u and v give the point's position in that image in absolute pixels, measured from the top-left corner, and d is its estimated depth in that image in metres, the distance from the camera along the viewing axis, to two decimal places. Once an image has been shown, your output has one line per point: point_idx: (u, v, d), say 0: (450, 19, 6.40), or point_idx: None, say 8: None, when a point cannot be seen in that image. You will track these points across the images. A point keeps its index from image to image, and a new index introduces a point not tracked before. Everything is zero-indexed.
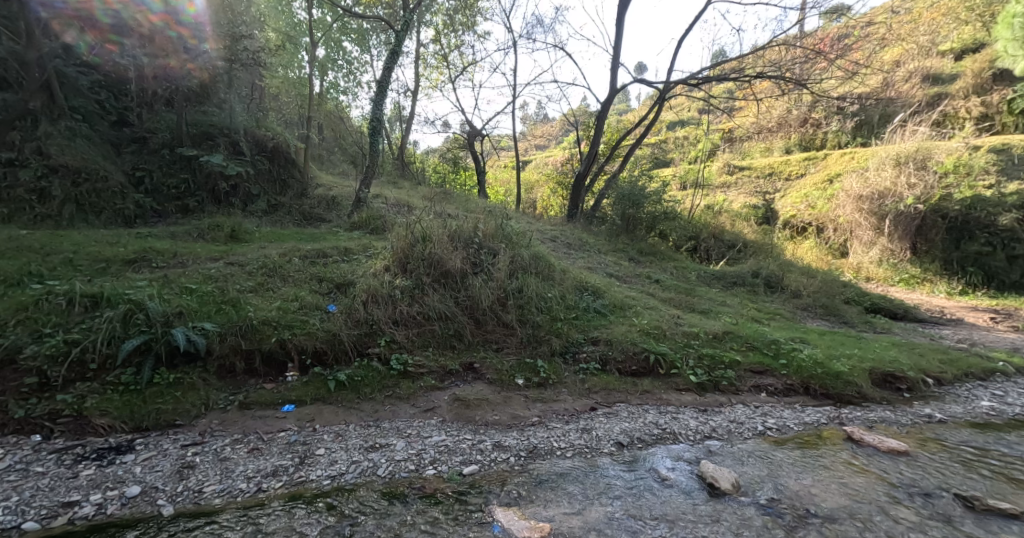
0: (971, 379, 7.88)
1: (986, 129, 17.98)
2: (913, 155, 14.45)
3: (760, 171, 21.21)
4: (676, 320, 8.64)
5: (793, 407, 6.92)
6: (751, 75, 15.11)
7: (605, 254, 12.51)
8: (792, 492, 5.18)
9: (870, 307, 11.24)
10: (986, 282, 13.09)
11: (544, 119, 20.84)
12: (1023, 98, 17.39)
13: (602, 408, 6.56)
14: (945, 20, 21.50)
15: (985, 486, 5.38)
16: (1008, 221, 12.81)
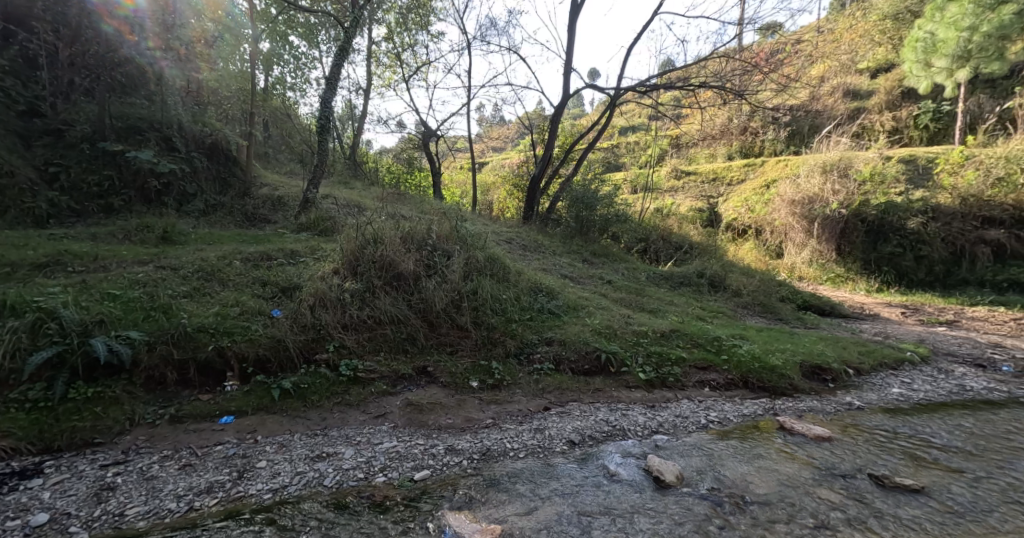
0: (884, 369, 8.50)
1: (896, 142, 19.85)
2: (838, 164, 15.79)
3: (704, 176, 22.08)
4: (626, 319, 8.86)
5: (732, 401, 7.24)
6: (694, 84, 15.78)
7: (560, 256, 12.69)
8: (731, 481, 5.41)
9: (802, 304, 11.96)
10: (897, 280, 13.94)
11: (499, 121, 20.80)
12: (926, 114, 19.37)
13: (555, 408, 6.62)
14: (862, 41, 23.96)
15: (895, 465, 5.81)
16: (915, 225, 13.72)
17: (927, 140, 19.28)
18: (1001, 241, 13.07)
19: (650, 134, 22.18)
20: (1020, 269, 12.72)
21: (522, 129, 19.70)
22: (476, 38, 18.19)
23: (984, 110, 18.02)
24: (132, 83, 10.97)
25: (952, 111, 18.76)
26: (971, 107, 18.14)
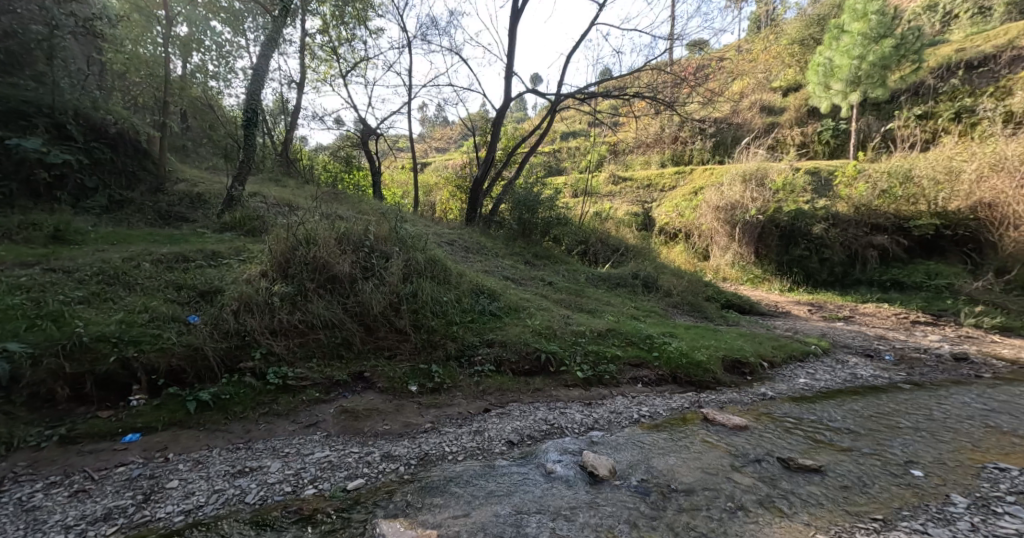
0: (793, 361, 9.62)
1: (804, 155, 21.95)
2: (755, 173, 17.56)
3: (640, 182, 23.25)
4: (566, 319, 9.44)
5: (663, 396, 7.96)
6: (628, 94, 16.65)
7: (503, 258, 13.10)
8: (659, 472, 5.98)
9: (725, 303, 13.10)
10: (805, 281, 15.47)
11: (444, 124, 20.92)
12: (827, 131, 21.59)
13: (495, 408, 7.07)
14: (775, 62, 26.33)
15: (801, 448, 6.64)
16: (819, 231, 15.09)
17: (828, 155, 21.35)
18: (885, 245, 14.55)
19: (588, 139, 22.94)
20: (900, 271, 14.34)
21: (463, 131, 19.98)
22: (417, 37, 18.20)
23: (873, 130, 20.23)
24: (15, 61, 9.95)
25: (848, 129, 20.89)
26: (863, 126, 20.36)
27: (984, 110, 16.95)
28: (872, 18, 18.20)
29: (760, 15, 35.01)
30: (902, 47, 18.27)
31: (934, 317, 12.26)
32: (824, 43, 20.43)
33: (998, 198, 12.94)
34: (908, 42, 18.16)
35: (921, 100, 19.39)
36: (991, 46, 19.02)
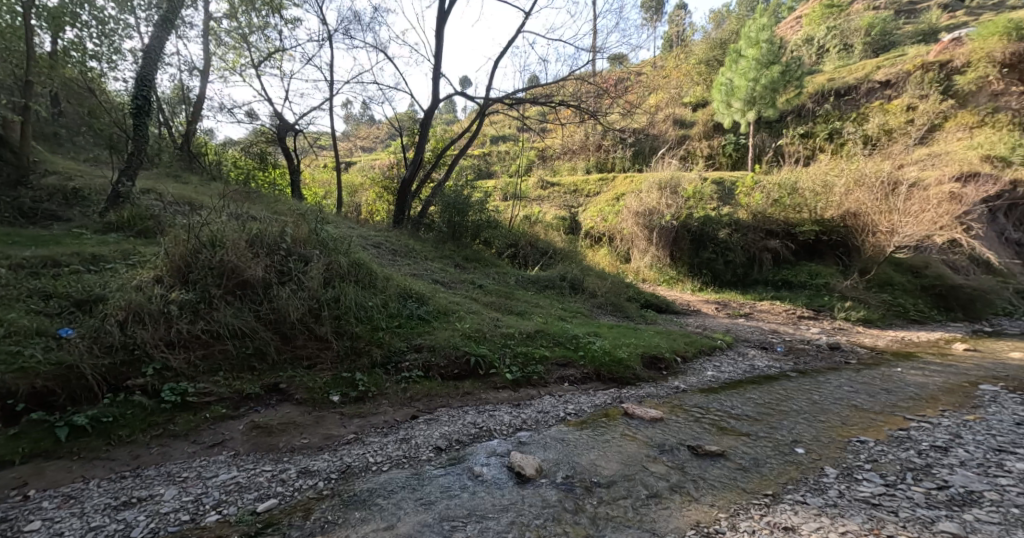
0: (701, 354, 10.27)
1: (710, 166, 24.03)
2: (669, 182, 18.48)
3: (566, 188, 24.10)
4: (495, 322, 9.38)
5: (587, 393, 8.16)
6: (553, 101, 16.63)
7: (431, 261, 12.82)
8: (582, 468, 6.04)
9: (644, 302, 14.02)
10: (712, 281, 16.92)
11: (369, 122, 20.47)
12: (729, 145, 23.80)
13: (423, 415, 6.95)
14: (685, 80, 28.57)
15: (707, 436, 6.93)
16: (724, 235, 16.65)
17: (730, 166, 23.55)
18: (777, 249, 16.38)
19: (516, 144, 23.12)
20: (789, 271, 16.15)
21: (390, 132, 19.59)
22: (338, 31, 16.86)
23: (767, 145, 22.56)
24: None
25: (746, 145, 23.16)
26: (758, 143, 22.65)
27: (850, 131, 19.98)
28: (763, 45, 20.44)
29: (673, 35, 37.75)
30: (788, 73, 20.61)
31: (815, 312, 14.00)
32: (725, 66, 22.51)
33: (860, 208, 14.78)
34: (792, 69, 20.51)
35: (803, 121, 22.16)
36: (854, 77, 22.07)
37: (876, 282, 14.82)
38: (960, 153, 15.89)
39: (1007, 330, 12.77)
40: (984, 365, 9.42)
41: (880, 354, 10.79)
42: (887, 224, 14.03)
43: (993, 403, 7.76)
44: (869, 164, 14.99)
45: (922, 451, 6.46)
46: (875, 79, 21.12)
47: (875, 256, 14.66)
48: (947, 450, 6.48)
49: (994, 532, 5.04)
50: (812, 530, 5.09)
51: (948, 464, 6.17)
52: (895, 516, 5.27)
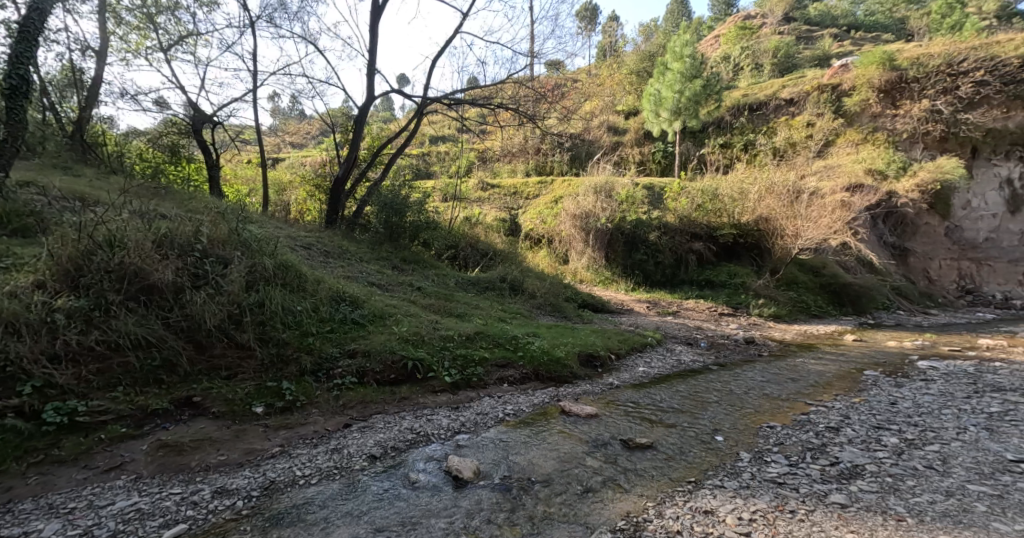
0: (634, 351, 10.61)
1: (641, 171, 25.22)
2: (604, 186, 19.17)
3: (506, 190, 23.91)
4: (433, 325, 8.85)
5: (526, 392, 7.91)
6: (492, 104, 14.85)
7: (367, 263, 12.62)
8: (520, 467, 5.72)
9: (581, 302, 14.46)
10: (643, 280, 17.73)
11: (298, 118, 18.76)
12: (658, 153, 25.10)
13: (357, 423, 6.47)
14: (618, 88, 29.72)
15: (640, 429, 6.73)
16: (654, 237, 17.59)
17: (659, 172, 24.87)
18: (700, 251, 17.55)
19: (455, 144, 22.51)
20: (711, 272, 17.27)
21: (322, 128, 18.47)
22: (262, 17, 15.01)
23: (691, 154, 24.20)
24: None
25: (673, 153, 24.57)
26: (683, 151, 24.23)
27: (761, 144, 22.20)
28: (686, 60, 21.77)
29: (606, 44, 39.21)
30: (708, 87, 22.11)
31: (733, 308, 15.20)
32: (653, 78, 23.76)
33: (771, 213, 16.09)
34: (712, 83, 22.05)
35: (722, 132, 24.01)
36: (764, 94, 23.97)
37: (783, 281, 16.32)
38: (849, 165, 17.91)
39: (887, 322, 14.54)
40: (867, 353, 10.74)
41: (787, 346, 11.90)
42: (793, 228, 15.39)
43: (874, 385, 8.41)
44: (777, 174, 16.49)
45: (821, 433, 6.41)
46: (781, 97, 23.06)
47: (782, 257, 16.10)
48: (839, 429, 6.47)
49: (873, 500, 4.97)
50: (728, 512, 4.93)
51: (839, 441, 6.13)
52: (797, 493, 5.16)
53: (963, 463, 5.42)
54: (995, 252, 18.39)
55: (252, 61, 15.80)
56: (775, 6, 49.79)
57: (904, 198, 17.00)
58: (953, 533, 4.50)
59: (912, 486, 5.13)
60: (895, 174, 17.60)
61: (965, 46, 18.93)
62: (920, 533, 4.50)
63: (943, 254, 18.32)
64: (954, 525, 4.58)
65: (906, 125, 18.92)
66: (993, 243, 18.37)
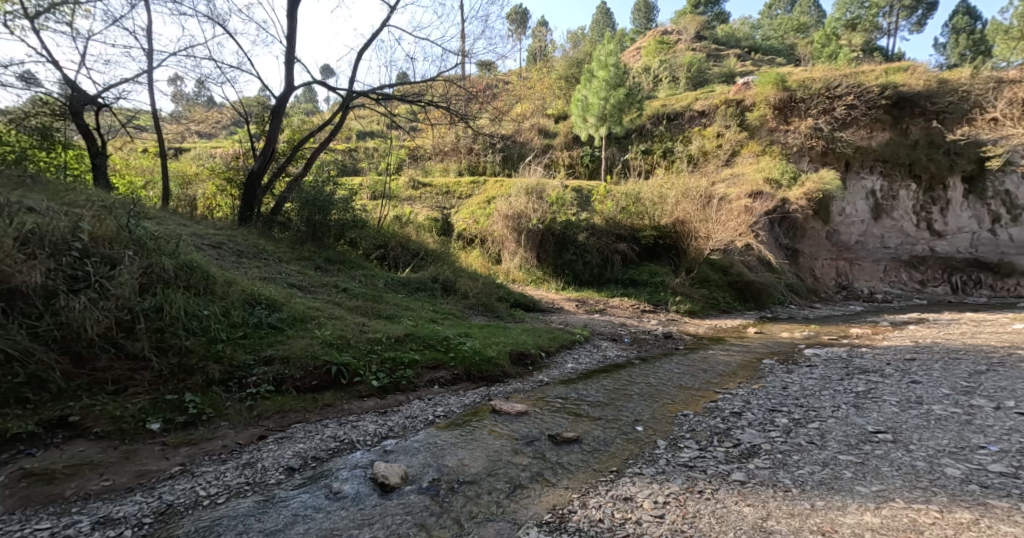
0: (563, 348, 11.06)
1: (571, 173, 26.01)
2: (536, 188, 18.89)
3: (438, 189, 23.60)
4: (360, 327, 8.76)
5: (457, 394, 8.06)
6: (423, 102, 14.56)
7: (287, 263, 12.19)
8: (450, 469, 5.68)
9: (513, 302, 14.74)
10: (572, 280, 17.97)
11: (206, 104, 16.28)
12: (586, 157, 26.03)
13: (273, 434, 6.25)
14: (548, 92, 30.47)
15: (566, 422, 7.12)
16: (582, 238, 18.04)
17: (587, 176, 25.79)
18: (625, 251, 18.27)
19: (384, 141, 21.73)
20: (635, 271, 18.03)
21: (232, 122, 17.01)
22: None
23: (616, 159, 25.37)
24: None
25: (600, 157, 25.66)
26: (610, 156, 25.41)
27: (678, 151, 24.09)
28: (611, 68, 22.66)
29: (536, 49, 40.03)
30: (631, 96, 23.25)
31: (654, 306, 16.05)
32: (580, 84, 24.69)
33: (686, 217, 17.32)
34: (634, 93, 23.21)
35: (644, 139, 25.40)
36: (680, 105, 25.56)
37: (698, 280, 17.56)
38: (750, 174, 19.68)
39: (782, 316, 16.13)
40: (765, 344, 11.93)
41: (701, 340, 12.90)
42: (705, 231, 16.63)
43: (770, 372, 9.39)
44: (692, 181, 17.85)
45: (726, 418, 7.03)
46: (695, 108, 24.71)
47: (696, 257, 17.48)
48: (741, 414, 7.12)
49: (767, 476, 5.30)
50: (645, 497, 5.08)
51: (740, 425, 6.69)
52: (705, 474, 5.45)
53: (836, 437, 6.02)
54: (865, 253, 20.91)
55: (149, 38, 14.04)
56: (690, 23, 53.33)
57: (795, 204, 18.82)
58: (827, 498, 4.80)
59: (798, 460, 5.57)
60: (788, 184, 19.47)
61: (840, 72, 21.53)
62: (803, 501, 4.79)
63: (826, 255, 20.51)
64: (827, 491, 4.91)
65: (795, 139, 21.16)
66: (862, 245, 20.92)
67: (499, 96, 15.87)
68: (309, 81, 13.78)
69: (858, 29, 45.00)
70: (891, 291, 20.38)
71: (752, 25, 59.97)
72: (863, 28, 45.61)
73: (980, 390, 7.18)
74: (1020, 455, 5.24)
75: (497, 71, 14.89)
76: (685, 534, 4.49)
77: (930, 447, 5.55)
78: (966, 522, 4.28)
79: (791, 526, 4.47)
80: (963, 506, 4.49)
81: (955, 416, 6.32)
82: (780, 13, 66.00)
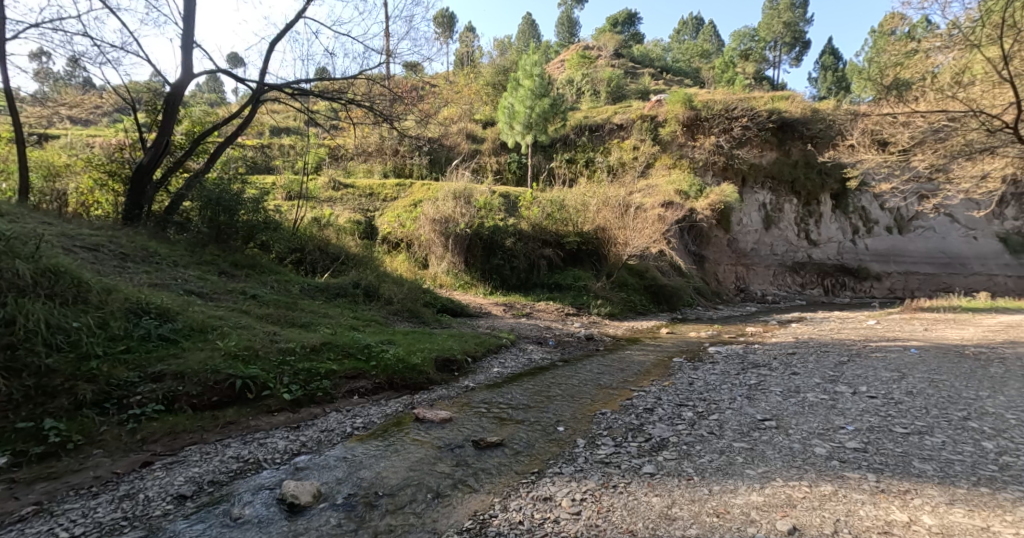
0: (488, 352, 11.24)
1: (498, 178, 26.35)
2: (463, 192, 19.02)
3: (361, 191, 22.88)
4: (271, 336, 8.40)
5: (378, 403, 7.99)
6: (343, 99, 14.15)
7: (185, 268, 11.24)
8: (368, 483, 5.64)
9: (440, 307, 14.68)
10: (499, 284, 18.14)
11: (81, 87, 13.47)
12: (513, 163, 26.49)
13: (161, 460, 5.82)
14: (476, 97, 30.67)
15: (489, 426, 7.30)
16: (510, 243, 18.10)
17: (515, 182, 26.28)
18: (551, 256, 18.67)
19: (299, 137, 20.58)
20: (560, 275, 18.51)
21: (108, 114, 14.65)
22: None
23: (542, 166, 26.11)
24: None
25: (526, 165, 26.26)
26: (536, 164, 26.07)
27: (599, 161, 25.22)
28: (536, 78, 23.21)
29: (463, 54, 40.33)
30: (555, 106, 23.89)
31: (577, 309, 16.64)
32: (506, 92, 25.05)
33: (607, 224, 18.21)
34: (558, 103, 23.82)
35: (567, 148, 26.31)
36: (601, 116, 26.75)
37: (617, 284, 18.47)
38: (663, 186, 21.21)
39: (690, 317, 17.36)
40: (676, 343, 12.84)
41: (619, 341, 13.59)
42: (623, 237, 17.64)
43: (679, 369, 10.14)
44: (611, 190, 18.78)
45: (640, 414, 7.52)
46: (614, 122, 25.91)
47: (616, 262, 18.40)
48: (653, 410, 7.65)
49: (673, 467, 5.75)
50: (563, 496, 5.33)
51: (652, 420, 7.20)
52: (619, 469, 5.83)
53: (732, 426, 6.67)
54: (759, 259, 23.04)
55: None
56: (608, 41, 56.28)
57: (701, 214, 20.59)
58: (722, 483, 5.31)
59: (699, 449, 6.11)
60: (695, 195, 21.41)
61: (734, 98, 24.30)
62: (701, 487, 5.26)
63: (727, 260, 22.33)
64: (721, 476, 5.43)
65: (701, 155, 23.25)
66: (756, 252, 23.09)
67: (427, 98, 15.52)
68: (214, 70, 12.60)
69: (750, 59, 50.09)
70: (780, 292, 22.54)
71: (663, 47, 64.33)
72: (752, 59, 50.98)
73: (845, 378, 8.25)
74: (871, 432, 6.10)
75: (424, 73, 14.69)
76: (598, 527, 4.75)
77: (804, 430, 6.30)
78: (828, 493, 4.91)
79: (691, 511, 4.87)
80: (827, 479, 5.17)
81: (823, 401, 7.22)
82: (686, 39, 71.52)
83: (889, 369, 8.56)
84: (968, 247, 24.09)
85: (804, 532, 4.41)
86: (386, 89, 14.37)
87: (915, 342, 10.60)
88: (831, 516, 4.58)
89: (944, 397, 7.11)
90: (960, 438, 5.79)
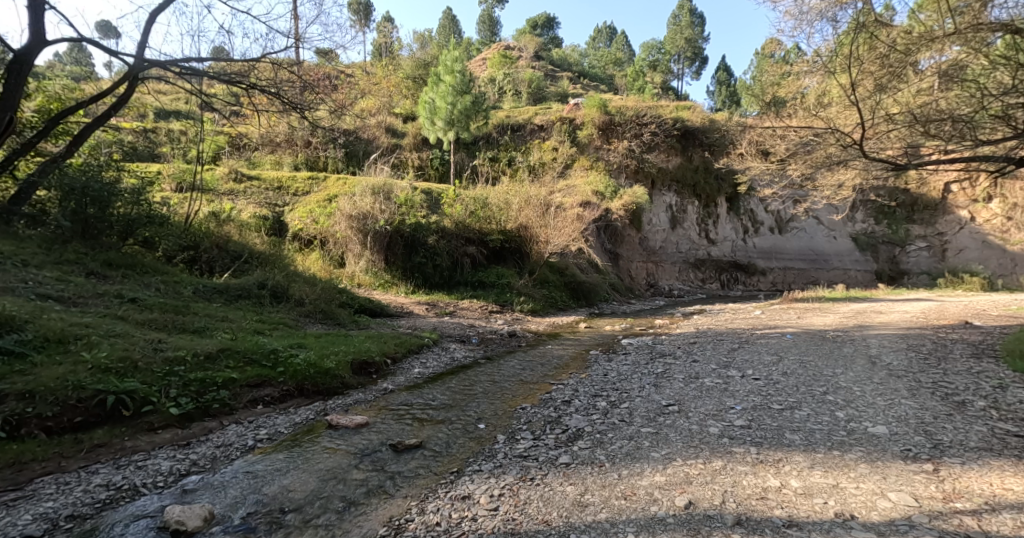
0: (409, 352, 11.13)
1: (419, 174, 25.94)
2: (382, 188, 18.54)
3: (268, 184, 21.56)
4: (154, 344, 7.72)
5: (287, 412, 7.67)
6: (245, 85, 13.14)
7: (42, 269, 9.83)
8: (270, 499, 5.42)
9: (357, 308, 14.27)
10: (422, 282, 17.92)
11: None
12: (434, 159, 26.20)
13: (4, 497, 5.14)
14: (395, 90, 29.95)
15: (406, 429, 7.26)
16: (433, 241, 17.88)
17: (437, 179, 26.04)
18: (473, 254, 18.70)
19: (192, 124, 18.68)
20: (483, 273, 18.61)
21: None
22: None
23: (465, 164, 26.06)
24: None
25: (448, 162, 26.10)
26: (458, 161, 25.97)
27: (520, 161, 25.66)
28: (457, 75, 23.11)
29: (382, 45, 39.23)
30: (477, 104, 23.91)
31: (500, 307, 16.85)
32: (426, 87, 24.59)
33: (529, 222, 18.57)
34: (480, 101, 23.91)
35: (489, 146, 26.48)
36: (522, 116, 27.17)
37: (538, 281, 18.97)
38: (580, 187, 22.10)
39: (606, 311, 18.27)
40: (593, 337, 13.46)
41: (540, 336, 13.98)
42: (544, 236, 18.14)
43: (595, 362, 10.64)
44: (533, 189, 19.15)
45: (558, 407, 7.81)
46: (535, 122, 26.43)
47: (538, 260, 18.86)
48: (570, 402, 7.97)
49: (588, 455, 6.06)
50: (481, 493, 5.45)
51: (569, 412, 7.52)
52: (536, 461, 6.05)
53: (640, 413, 7.14)
54: (666, 256, 24.60)
55: None
56: (529, 42, 57.40)
57: (615, 213, 21.86)
58: (629, 467, 5.69)
59: (611, 437, 6.49)
60: (610, 197, 22.62)
61: (645, 104, 26.17)
62: (612, 472, 5.61)
63: (639, 258, 23.65)
64: (628, 460, 5.83)
65: (615, 158, 24.55)
66: (664, 250, 24.65)
67: (340, 89, 14.75)
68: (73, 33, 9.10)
69: (658, 69, 53.50)
70: (685, 287, 24.23)
71: (580, 53, 66.61)
72: (659, 70, 54.33)
73: (736, 363, 9.09)
74: (754, 410, 6.80)
75: (338, 61, 13.85)
76: (514, 521, 4.90)
77: (701, 413, 6.90)
78: (718, 468, 5.43)
79: (602, 496, 5.17)
80: (719, 456, 5.71)
81: (718, 385, 7.93)
82: (602, 46, 74.89)
83: (770, 353, 9.61)
84: (832, 244, 27.26)
85: (698, 505, 4.84)
86: (293, 75, 13.46)
87: (790, 329, 11.88)
88: (721, 488, 5.07)
89: (813, 375, 8.09)
90: (821, 410, 6.62)
